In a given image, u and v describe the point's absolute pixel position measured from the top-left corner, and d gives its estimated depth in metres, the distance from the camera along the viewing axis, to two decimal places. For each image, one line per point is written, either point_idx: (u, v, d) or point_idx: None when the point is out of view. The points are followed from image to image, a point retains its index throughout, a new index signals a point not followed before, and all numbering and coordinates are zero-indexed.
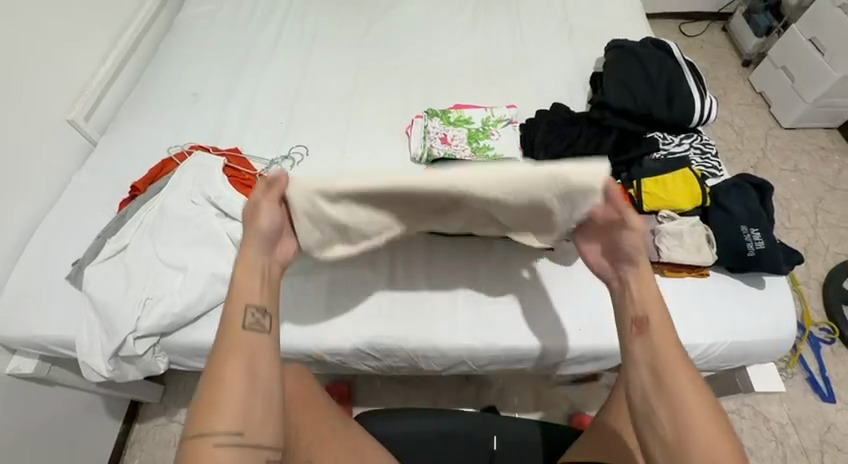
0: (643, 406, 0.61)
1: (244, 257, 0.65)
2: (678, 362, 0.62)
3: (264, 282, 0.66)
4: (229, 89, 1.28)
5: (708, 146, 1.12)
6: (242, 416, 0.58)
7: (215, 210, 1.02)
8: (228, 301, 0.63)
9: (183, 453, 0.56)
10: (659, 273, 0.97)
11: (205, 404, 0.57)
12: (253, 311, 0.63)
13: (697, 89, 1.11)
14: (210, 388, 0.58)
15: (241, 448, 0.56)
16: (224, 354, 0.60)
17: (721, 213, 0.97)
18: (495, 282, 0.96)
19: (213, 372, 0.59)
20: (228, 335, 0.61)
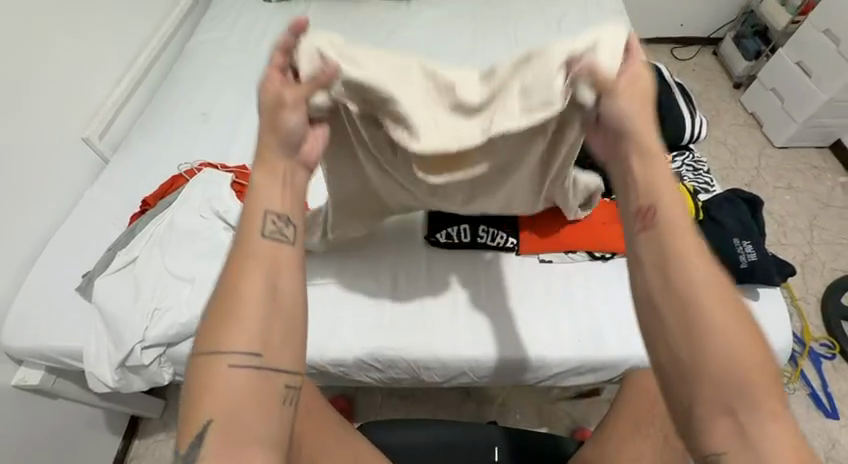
0: (646, 312, 0.56)
1: (259, 170, 0.64)
2: (688, 259, 0.56)
3: (280, 193, 0.64)
4: (239, 109, 1.33)
5: (700, 163, 1.16)
6: (261, 338, 0.56)
7: (223, 223, 1.05)
8: (243, 219, 0.63)
9: (201, 368, 0.56)
10: None
11: (217, 325, 0.57)
12: (270, 224, 0.62)
13: (687, 109, 1.15)
14: (224, 308, 0.57)
15: (259, 370, 0.56)
16: (239, 271, 0.59)
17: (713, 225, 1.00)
18: (495, 293, 0.98)
19: (228, 289, 0.58)
20: (244, 250, 0.60)
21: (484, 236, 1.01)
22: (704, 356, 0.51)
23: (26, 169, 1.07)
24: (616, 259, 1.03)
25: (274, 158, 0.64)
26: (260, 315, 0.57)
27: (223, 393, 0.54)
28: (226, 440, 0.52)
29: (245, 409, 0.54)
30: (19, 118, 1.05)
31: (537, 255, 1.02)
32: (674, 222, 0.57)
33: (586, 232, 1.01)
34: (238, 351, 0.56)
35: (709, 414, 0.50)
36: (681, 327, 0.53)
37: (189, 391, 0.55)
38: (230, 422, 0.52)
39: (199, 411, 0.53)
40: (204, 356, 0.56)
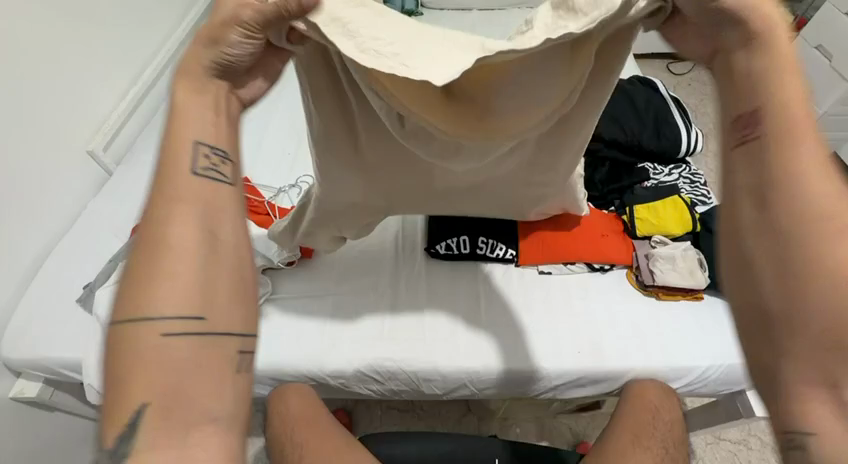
0: (745, 232, 0.50)
1: (181, 101, 0.55)
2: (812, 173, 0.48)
3: (210, 123, 0.55)
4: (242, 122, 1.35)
5: (697, 175, 1.17)
6: (197, 297, 0.50)
7: None
8: (163, 160, 0.54)
9: (119, 338, 0.48)
10: (654, 297, 0.99)
11: (141, 286, 0.49)
12: (202, 164, 0.54)
13: (683, 123, 1.17)
14: (148, 266, 0.50)
15: (200, 334, 0.50)
16: (165, 220, 0.51)
17: (708, 237, 1.01)
18: (494, 305, 0.98)
19: (153, 243, 0.50)
20: (170, 196, 0.53)
21: (484, 247, 1.02)
22: (810, 319, 0.46)
23: (29, 180, 1.08)
24: (615, 270, 1.04)
25: (196, 86, 0.55)
26: (194, 269, 0.51)
27: (154, 367, 0.47)
28: (167, 418, 0.46)
29: (185, 380, 0.48)
30: (26, 131, 1.07)
31: (537, 266, 1.03)
32: (776, 153, 0.49)
33: (585, 243, 1.02)
34: (168, 315, 0.49)
35: (808, 384, 0.47)
36: (778, 286, 0.48)
37: (110, 366, 0.47)
38: (168, 398, 0.46)
39: (128, 391, 0.45)
40: (124, 325, 0.48)
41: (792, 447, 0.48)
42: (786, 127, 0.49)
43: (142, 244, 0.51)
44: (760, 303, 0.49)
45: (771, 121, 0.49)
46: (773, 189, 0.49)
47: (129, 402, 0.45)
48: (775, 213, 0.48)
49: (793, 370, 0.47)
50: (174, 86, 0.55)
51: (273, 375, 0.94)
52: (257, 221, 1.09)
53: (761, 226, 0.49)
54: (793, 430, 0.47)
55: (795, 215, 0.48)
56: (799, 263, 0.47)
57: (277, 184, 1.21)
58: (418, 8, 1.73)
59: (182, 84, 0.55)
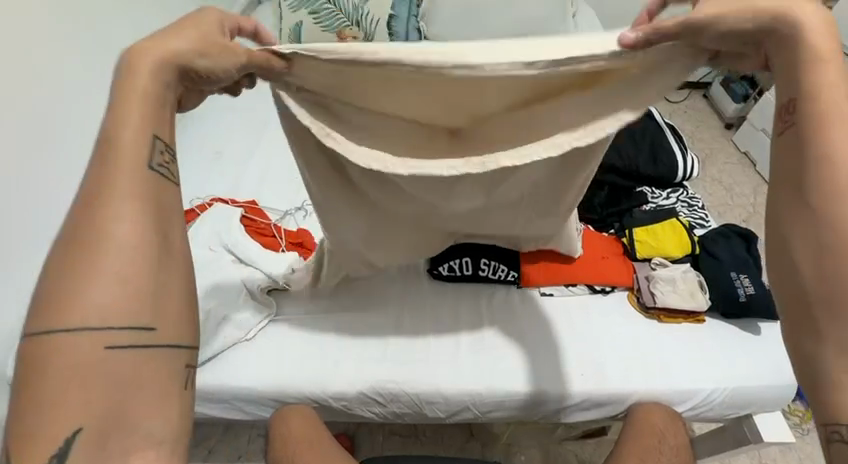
0: (802, 223, 0.46)
1: (128, 88, 0.49)
2: None
3: (158, 119, 0.51)
4: (251, 147, 1.40)
5: (694, 200, 1.20)
6: (142, 305, 0.44)
7: (231, 256, 1.08)
8: (102, 152, 0.48)
9: (35, 354, 0.40)
10: (656, 320, 1.00)
11: (70, 290, 0.42)
12: (153, 159, 0.49)
13: (678, 148, 1.21)
14: (81, 270, 0.43)
15: (143, 350, 0.43)
16: (104, 216, 0.45)
17: (710, 259, 1.02)
18: (498, 326, 0.99)
19: (91, 243, 0.44)
20: (107, 190, 0.46)
21: (486, 269, 1.03)
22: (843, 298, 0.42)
23: None
24: (616, 292, 1.04)
25: (155, 72, 0.51)
26: (139, 273, 0.45)
27: (87, 386, 0.40)
28: (109, 443, 0.39)
29: (128, 402, 0.41)
30: None
31: (538, 288, 1.04)
32: (828, 137, 0.46)
33: (585, 265, 1.04)
34: (107, 325, 0.42)
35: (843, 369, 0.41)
36: (816, 260, 0.44)
37: (24, 391, 0.39)
38: (110, 421, 0.39)
39: (59, 416, 0.38)
40: (47, 338, 0.40)
41: (832, 441, 0.41)
42: (822, 112, 0.47)
43: (74, 244, 0.44)
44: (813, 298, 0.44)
45: (812, 107, 0.47)
46: (813, 165, 0.46)
47: (61, 428, 0.38)
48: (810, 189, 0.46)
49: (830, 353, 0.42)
50: (121, 73, 0.50)
51: (274, 396, 0.93)
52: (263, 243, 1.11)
53: (794, 206, 0.46)
54: (838, 422, 0.41)
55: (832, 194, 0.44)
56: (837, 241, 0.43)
57: (283, 207, 1.24)
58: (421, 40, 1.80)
59: (133, 72, 0.50)
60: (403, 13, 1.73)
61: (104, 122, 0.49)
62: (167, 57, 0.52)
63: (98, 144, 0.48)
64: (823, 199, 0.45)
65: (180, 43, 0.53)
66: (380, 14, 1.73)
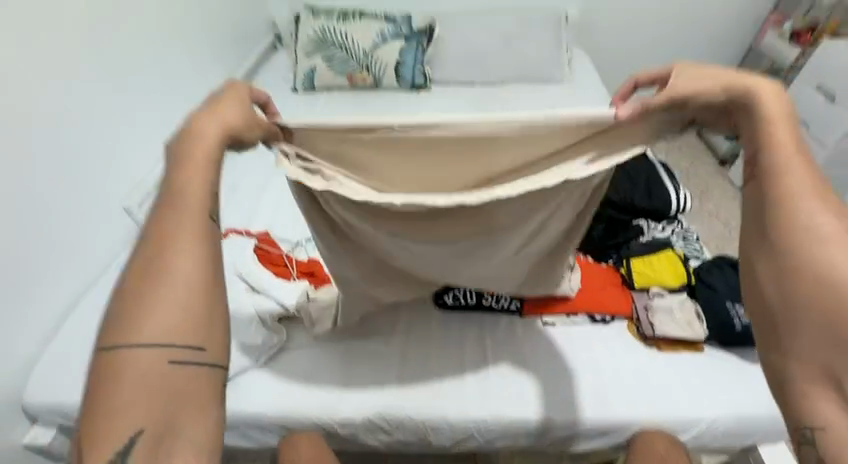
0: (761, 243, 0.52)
1: (195, 143, 0.55)
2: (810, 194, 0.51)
3: (219, 170, 0.56)
4: (266, 181, 1.48)
5: (689, 233, 1.25)
6: (200, 330, 0.48)
7: (244, 285, 1.12)
8: (167, 195, 0.52)
9: (107, 364, 0.45)
10: (656, 348, 1.02)
11: (138, 313, 0.47)
12: (214, 206, 0.54)
13: (672, 183, 1.27)
14: (147, 299, 0.48)
15: (197, 368, 0.47)
16: (168, 254, 0.49)
17: (705, 290, 1.06)
18: (502, 355, 1.02)
19: (156, 276, 0.48)
20: (172, 232, 0.51)
21: (489, 298, 1.08)
22: (804, 317, 0.47)
23: (68, 234, 1.17)
24: (617, 322, 1.07)
25: (217, 138, 0.56)
26: (196, 304, 0.49)
27: (149, 395, 0.45)
28: (161, 450, 0.44)
29: (179, 414, 0.46)
30: (73, 190, 1.17)
31: (540, 317, 1.07)
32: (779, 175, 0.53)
33: (586, 296, 1.07)
34: (169, 344, 0.47)
35: (809, 380, 0.46)
36: (780, 283, 0.49)
37: (93, 399, 0.44)
38: (164, 430, 0.44)
39: (119, 424, 0.43)
40: (116, 351, 0.46)
41: (802, 442, 0.46)
42: (776, 159, 0.54)
43: (142, 275, 0.49)
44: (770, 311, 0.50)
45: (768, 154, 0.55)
46: (769, 200, 0.53)
47: (124, 433, 0.43)
48: (771, 222, 0.51)
49: (794, 365, 0.47)
50: (188, 129, 0.56)
51: (281, 422, 0.95)
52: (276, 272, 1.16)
53: (762, 238, 0.52)
54: (804, 423, 0.46)
55: (789, 229, 0.50)
56: (796, 268, 0.48)
57: (295, 238, 1.30)
58: (427, 83, 1.93)
59: (197, 128, 0.56)
60: (410, 59, 1.88)
61: (170, 169, 0.54)
62: (226, 127, 0.57)
63: (164, 188, 0.53)
64: (782, 232, 0.50)
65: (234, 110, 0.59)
66: (389, 60, 1.87)
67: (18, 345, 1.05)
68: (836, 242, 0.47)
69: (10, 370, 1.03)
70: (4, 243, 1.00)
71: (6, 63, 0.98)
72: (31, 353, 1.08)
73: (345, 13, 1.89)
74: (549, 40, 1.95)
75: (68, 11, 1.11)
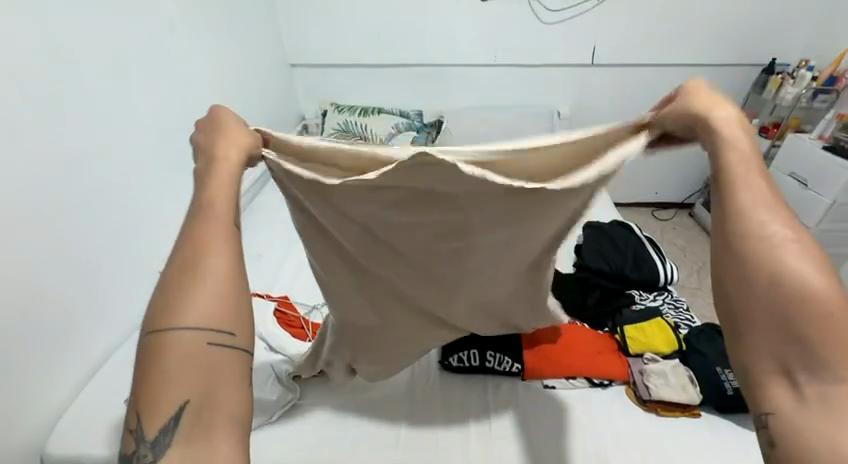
0: (729, 257, 0.53)
1: (219, 165, 0.63)
2: (765, 209, 0.54)
3: (240, 182, 0.64)
4: (288, 249, 1.63)
5: (679, 302, 1.34)
6: (232, 317, 0.55)
7: (264, 344, 1.21)
8: (201, 203, 0.61)
9: (149, 347, 0.51)
10: (654, 413, 1.06)
11: (172, 307, 0.54)
12: (236, 214, 0.62)
13: (658, 257, 1.40)
14: (187, 289, 0.55)
15: (225, 349, 0.53)
16: (203, 250, 0.57)
17: (696, 355, 1.12)
18: (503, 417, 1.06)
19: (192, 269, 0.55)
20: (205, 232, 0.58)
21: (492, 360, 1.13)
22: (763, 311, 0.49)
23: (113, 296, 1.27)
24: (614, 386, 1.13)
25: (237, 162, 0.65)
26: (228, 294, 0.56)
27: (188, 370, 0.50)
28: (200, 421, 0.49)
29: (218, 389, 0.51)
30: (124, 254, 1.30)
31: (541, 380, 1.13)
32: (738, 193, 0.55)
33: (582, 358, 1.13)
34: (203, 327, 0.53)
35: (768, 372, 0.48)
36: (740, 281, 0.51)
37: (143, 378, 0.50)
38: (206, 403, 0.49)
39: (167, 396, 0.48)
40: (157, 334, 0.52)
41: (760, 429, 0.48)
42: (736, 171, 0.56)
43: (181, 269, 0.56)
44: (731, 315, 0.52)
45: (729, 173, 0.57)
46: (734, 218, 0.54)
47: (172, 403, 0.48)
48: (732, 222, 0.54)
49: (754, 359, 0.49)
50: (218, 149, 0.65)
51: None
52: (292, 333, 1.24)
53: (723, 238, 0.54)
54: (765, 412, 0.48)
55: (744, 230, 0.53)
56: (752, 268, 0.51)
57: (312, 302, 1.41)
58: None
59: (226, 148, 0.65)
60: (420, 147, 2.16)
61: (201, 183, 0.62)
62: (242, 150, 0.67)
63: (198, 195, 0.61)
64: (743, 238, 0.53)
65: (242, 134, 0.68)
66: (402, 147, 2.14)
67: (52, 397, 1.10)
68: (788, 250, 0.51)
69: (41, 421, 1.07)
70: (68, 302, 1.11)
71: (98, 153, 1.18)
72: (59, 407, 1.12)
73: (365, 109, 2.22)
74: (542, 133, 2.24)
75: (145, 109, 1.35)
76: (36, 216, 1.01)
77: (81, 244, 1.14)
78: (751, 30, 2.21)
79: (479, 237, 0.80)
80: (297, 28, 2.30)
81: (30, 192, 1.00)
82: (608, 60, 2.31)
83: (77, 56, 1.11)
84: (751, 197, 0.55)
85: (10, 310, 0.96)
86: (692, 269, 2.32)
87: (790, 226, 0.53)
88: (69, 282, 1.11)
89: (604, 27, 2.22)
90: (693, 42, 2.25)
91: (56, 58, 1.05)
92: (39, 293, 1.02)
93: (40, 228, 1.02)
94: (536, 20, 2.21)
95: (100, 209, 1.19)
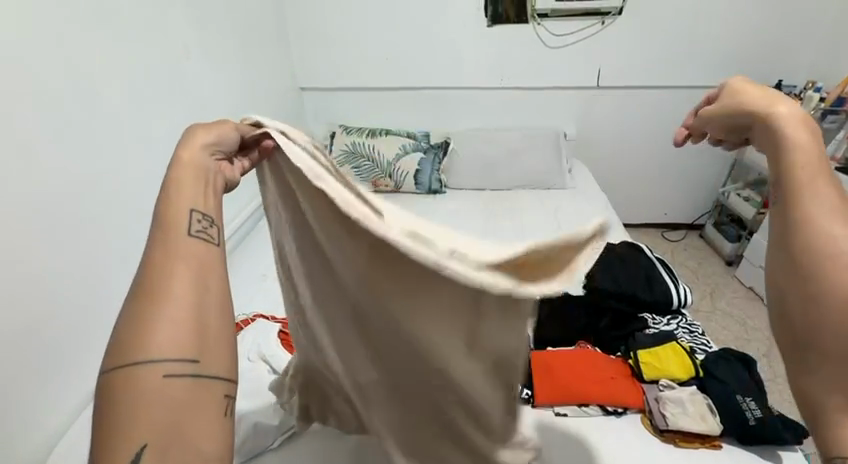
0: (793, 274, 0.55)
1: (180, 174, 0.61)
2: (834, 220, 0.55)
3: (209, 195, 0.62)
4: None
5: (693, 326, 1.31)
6: (194, 341, 0.49)
7: (267, 367, 1.14)
8: (157, 226, 0.56)
9: (106, 388, 0.45)
10: (673, 444, 1.01)
11: (128, 339, 0.48)
12: (192, 226, 0.56)
13: (670, 279, 1.38)
14: (139, 315, 0.48)
15: (194, 378, 0.47)
16: (156, 273, 0.51)
17: (714, 382, 1.06)
18: None
19: (143, 294, 0.49)
20: (159, 255, 0.53)
21: None
22: (830, 342, 0.52)
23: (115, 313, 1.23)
24: (629, 414, 1.08)
25: (198, 166, 0.62)
26: (187, 314, 0.49)
27: (151, 408, 0.44)
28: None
29: (184, 424, 0.45)
30: (129, 273, 1.28)
31: (552, 407, 1.08)
32: (800, 204, 0.57)
33: (594, 384, 1.09)
34: (164, 356, 0.47)
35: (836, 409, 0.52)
36: (809, 304, 0.54)
37: (100, 423, 0.44)
38: (170, 441, 0.43)
39: (123, 439, 0.42)
40: (112, 373, 0.46)
41: None
42: (798, 184, 0.58)
43: (133, 296, 0.50)
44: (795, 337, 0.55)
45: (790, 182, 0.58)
46: (798, 235, 0.56)
47: (128, 447, 0.42)
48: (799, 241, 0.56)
49: (824, 395, 0.53)
50: (172, 170, 0.61)
51: None
52: None
53: (789, 259, 0.56)
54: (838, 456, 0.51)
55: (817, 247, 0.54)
56: (828, 293, 0.52)
57: None
58: (441, 188, 2.20)
59: (181, 165, 0.61)
60: (428, 167, 2.18)
61: (156, 205, 0.58)
62: (206, 149, 0.64)
63: (161, 205, 0.57)
64: (807, 254, 0.55)
65: (200, 138, 0.65)
66: (410, 168, 2.16)
67: (52, 420, 1.05)
68: None
69: (37, 444, 1.01)
70: (70, 322, 1.08)
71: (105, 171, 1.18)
72: (58, 430, 1.06)
73: (373, 131, 2.26)
74: (549, 155, 2.27)
75: (156, 128, 1.37)
76: (50, 235, 1.02)
77: (85, 262, 1.12)
78: (754, 54, 2.24)
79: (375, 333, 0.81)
80: (307, 54, 2.37)
81: (44, 212, 1.01)
82: (614, 83, 2.33)
83: (95, 79, 1.15)
84: (817, 210, 0.56)
85: (20, 327, 0.95)
86: (705, 291, 2.28)
87: None
88: (73, 301, 1.09)
89: (609, 51, 2.26)
90: (697, 65, 2.28)
91: (74, 81, 1.09)
92: (40, 311, 1.00)
93: (53, 247, 1.03)
94: (541, 45, 2.26)
95: (110, 228, 1.20)
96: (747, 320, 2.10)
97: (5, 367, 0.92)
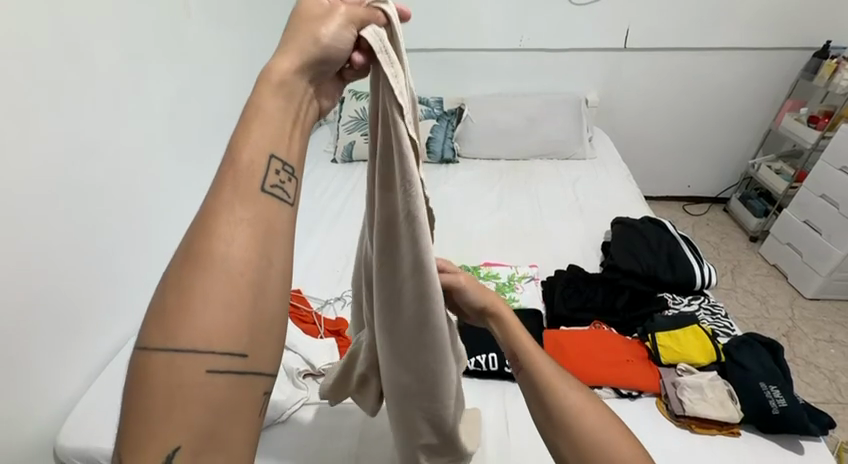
0: (556, 429, 0.63)
1: (257, 96, 0.48)
2: (559, 380, 0.66)
3: (288, 137, 0.50)
4: (303, 240, 1.58)
5: (717, 308, 1.25)
6: (247, 332, 0.41)
7: None
8: (226, 170, 0.46)
9: (135, 371, 0.39)
10: (688, 429, 0.97)
11: (172, 314, 0.40)
12: (269, 179, 0.47)
13: (695, 259, 1.32)
14: (185, 286, 0.40)
15: (240, 377, 0.41)
16: (219, 233, 0.42)
17: (737, 368, 1.02)
18: (526, 431, 0.97)
19: (195, 258, 0.41)
20: (224, 208, 0.44)
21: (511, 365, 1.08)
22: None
23: (122, 283, 1.22)
24: (644, 396, 1.04)
25: (282, 98, 0.50)
26: (243, 299, 0.41)
27: (183, 407, 0.38)
28: None
29: (224, 423, 0.40)
30: (136, 243, 1.26)
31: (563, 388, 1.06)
32: (528, 360, 0.68)
33: (608, 367, 1.05)
34: (210, 348, 0.39)
35: None
36: (576, 441, 0.61)
37: (128, 399, 0.38)
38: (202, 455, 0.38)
39: (155, 432, 0.36)
40: (143, 352, 0.39)
41: None
42: (528, 352, 0.69)
43: (182, 258, 0.41)
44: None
45: (524, 351, 0.69)
46: (545, 391, 0.65)
47: (156, 451, 0.36)
48: (551, 423, 0.64)
49: None
50: (257, 84, 0.49)
51: None
52: (302, 328, 1.16)
53: (546, 416, 0.64)
54: None
55: (567, 419, 0.62)
56: (577, 433, 0.61)
57: (324, 296, 1.34)
58: (455, 157, 2.12)
59: (264, 85, 0.49)
60: (441, 135, 2.10)
61: (229, 138, 0.48)
62: (297, 60, 0.51)
63: (235, 141, 0.47)
64: (553, 405, 0.64)
65: (298, 46, 0.51)
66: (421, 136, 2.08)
67: (62, 389, 1.06)
68: (586, 409, 0.63)
69: (52, 412, 1.03)
70: (77, 294, 1.07)
71: (108, 141, 1.13)
72: (69, 400, 1.08)
73: None
74: (569, 124, 2.15)
75: (157, 95, 1.31)
76: (55, 208, 1.00)
77: (91, 235, 1.10)
78: (804, 10, 2.04)
79: (388, 311, 0.66)
80: None
81: (48, 183, 0.98)
82: (643, 44, 2.16)
83: (91, 39, 1.07)
84: (546, 372, 0.67)
85: (27, 302, 0.94)
86: (726, 267, 2.20)
87: (578, 390, 0.65)
88: (81, 272, 1.08)
89: (641, 8, 2.08)
90: (738, 24, 2.09)
91: (68, 44, 1.01)
92: (49, 284, 0.99)
93: (58, 221, 1.01)
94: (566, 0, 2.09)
95: (114, 199, 1.17)
96: (769, 299, 2.02)
97: (16, 345, 0.92)
